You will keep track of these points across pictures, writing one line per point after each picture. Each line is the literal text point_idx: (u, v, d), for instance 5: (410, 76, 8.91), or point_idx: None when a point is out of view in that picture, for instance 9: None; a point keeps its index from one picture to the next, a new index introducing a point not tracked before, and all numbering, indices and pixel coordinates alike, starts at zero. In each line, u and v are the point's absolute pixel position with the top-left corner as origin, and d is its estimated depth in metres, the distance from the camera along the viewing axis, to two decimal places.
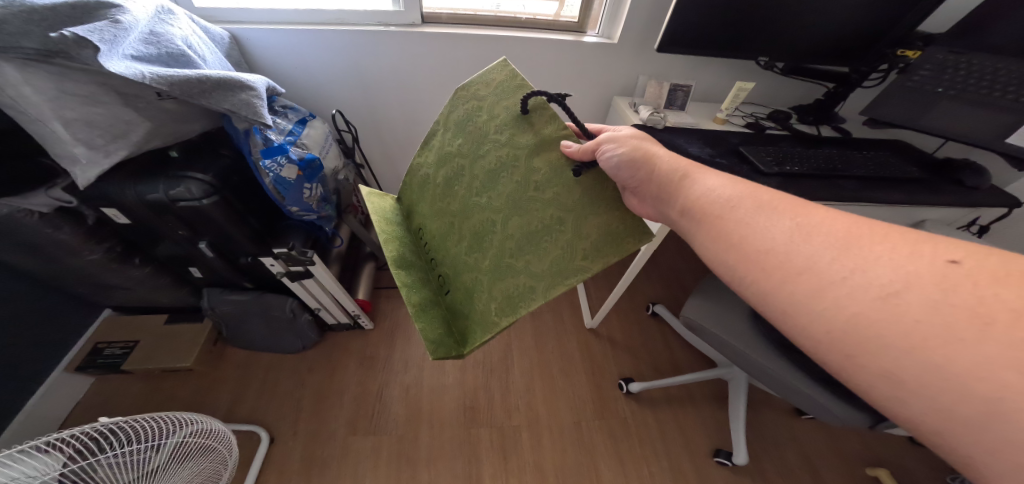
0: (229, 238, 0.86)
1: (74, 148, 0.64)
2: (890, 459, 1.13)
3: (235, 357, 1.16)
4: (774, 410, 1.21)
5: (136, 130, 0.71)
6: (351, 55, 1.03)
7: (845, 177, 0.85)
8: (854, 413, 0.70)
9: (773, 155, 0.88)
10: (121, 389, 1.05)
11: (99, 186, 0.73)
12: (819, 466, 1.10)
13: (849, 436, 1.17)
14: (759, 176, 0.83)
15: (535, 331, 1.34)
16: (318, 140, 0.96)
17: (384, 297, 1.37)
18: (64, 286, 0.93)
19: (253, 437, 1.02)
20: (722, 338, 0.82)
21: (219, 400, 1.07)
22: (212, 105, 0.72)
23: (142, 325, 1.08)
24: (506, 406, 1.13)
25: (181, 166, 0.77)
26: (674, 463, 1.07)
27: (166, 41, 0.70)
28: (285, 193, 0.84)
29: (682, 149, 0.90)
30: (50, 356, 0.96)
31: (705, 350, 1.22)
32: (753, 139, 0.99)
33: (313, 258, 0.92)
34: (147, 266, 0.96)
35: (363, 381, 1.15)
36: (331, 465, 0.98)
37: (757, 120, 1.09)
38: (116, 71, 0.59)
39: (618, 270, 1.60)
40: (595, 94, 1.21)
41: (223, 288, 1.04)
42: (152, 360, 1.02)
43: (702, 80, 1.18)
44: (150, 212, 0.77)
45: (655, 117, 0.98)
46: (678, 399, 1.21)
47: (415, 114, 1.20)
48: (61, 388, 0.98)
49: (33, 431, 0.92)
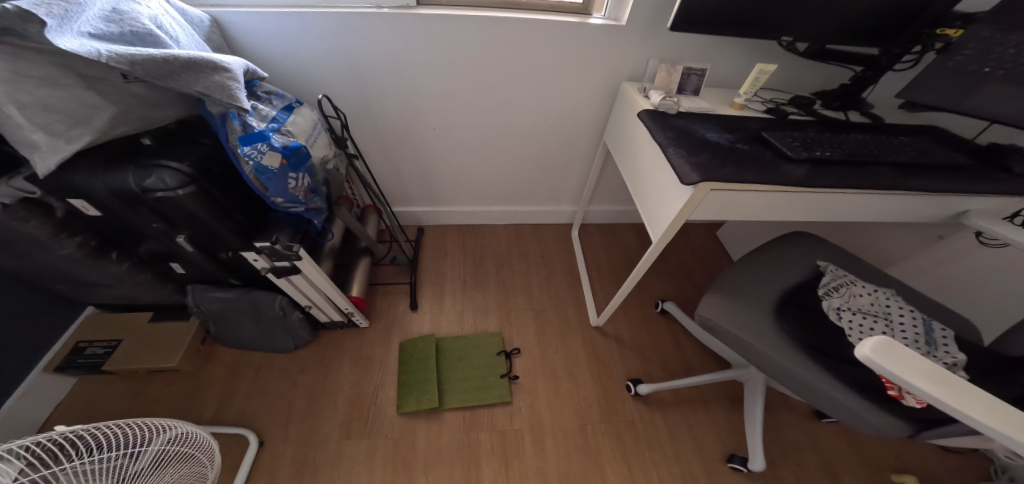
0: (211, 232, 0.80)
1: (33, 133, 0.58)
2: (917, 466, 1.05)
3: (224, 357, 1.12)
4: (792, 413, 1.14)
5: (102, 115, 0.64)
6: (342, 38, 0.95)
7: (883, 164, 0.77)
8: (893, 421, 0.63)
9: (800, 140, 0.80)
10: (105, 390, 1.01)
11: (63, 175, 0.67)
12: (841, 472, 1.03)
13: (872, 441, 1.10)
14: (786, 162, 0.76)
15: (538, 330, 1.28)
16: (306, 128, 0.87)
17: (381, 294, 1.32)
18: (41, 283, 0.89)
19: (240, 441, 0.97)
20: (741, 339, 0.76)
21: (207, 401, 1.03)
22: (183, 87, 0.65)
23: (127, 324, 1.04)
24: (508, 409, 1.08)
25: (154, 154, 0.71)
26: (685, 469, 1.01)
27: (131, 19, 0.63)
28: (268, 183, 0.78)
29: (699, 134, 0.82)
30: (29, 357, 0.91)
31: (719, 350, 1.15)
32: (774, 124, 0.91)
33: (299, 253, 0.84)
34: (126, 262, 0.91)
35: (358, 382, 1.10)
36: (323, 471, 0.93)
37: (778, 105, 1.00)
38: (66, 49, 0.53)
39: (625, 266, 1.53)
40: (602, 80, 1.13)
41: (209, 286, 0.99)
42: (137, 361, 0.98)
43: (717, 63, 1.10)
44: (121, 204, 0.71)
45: (668, 101, 0.90)
46: (689, 401, 1.14)
47: (412, 104, 1.13)
48: (41, 389, 0.94)
49: (10, 434, 0.87)
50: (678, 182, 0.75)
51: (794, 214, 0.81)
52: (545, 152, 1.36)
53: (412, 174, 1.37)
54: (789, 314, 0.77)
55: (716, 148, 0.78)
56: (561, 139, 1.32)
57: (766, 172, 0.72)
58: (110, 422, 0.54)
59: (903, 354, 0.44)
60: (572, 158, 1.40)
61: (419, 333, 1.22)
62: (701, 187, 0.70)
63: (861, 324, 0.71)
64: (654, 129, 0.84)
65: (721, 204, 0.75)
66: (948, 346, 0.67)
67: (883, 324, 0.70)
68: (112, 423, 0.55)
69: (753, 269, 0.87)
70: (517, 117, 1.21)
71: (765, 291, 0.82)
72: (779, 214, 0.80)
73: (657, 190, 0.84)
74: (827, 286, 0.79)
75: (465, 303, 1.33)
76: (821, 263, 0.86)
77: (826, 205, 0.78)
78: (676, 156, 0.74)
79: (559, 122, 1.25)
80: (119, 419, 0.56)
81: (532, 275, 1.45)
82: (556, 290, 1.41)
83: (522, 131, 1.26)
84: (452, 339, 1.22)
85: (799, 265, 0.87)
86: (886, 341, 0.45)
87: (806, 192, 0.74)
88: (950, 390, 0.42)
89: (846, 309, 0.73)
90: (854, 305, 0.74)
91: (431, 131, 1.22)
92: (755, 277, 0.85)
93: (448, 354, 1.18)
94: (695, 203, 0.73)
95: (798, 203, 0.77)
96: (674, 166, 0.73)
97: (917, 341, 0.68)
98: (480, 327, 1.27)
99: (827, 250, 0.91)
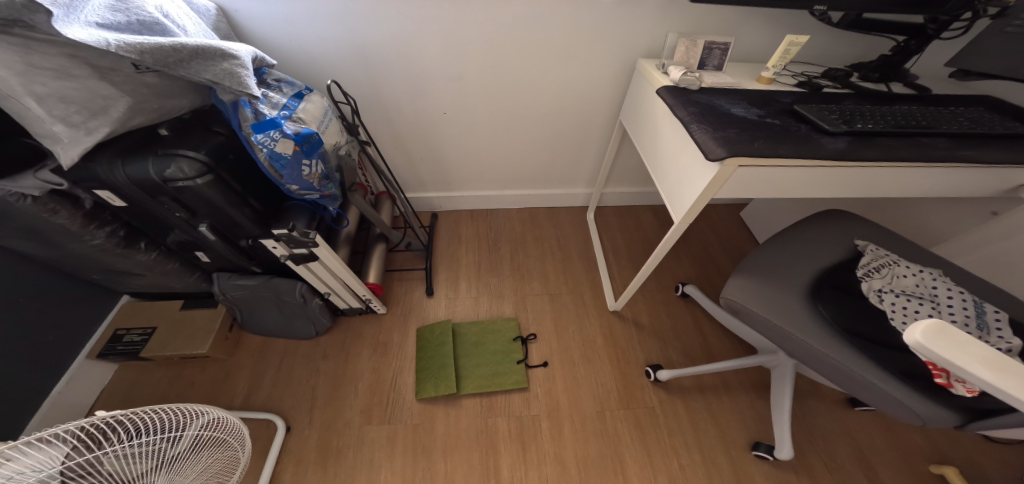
0: (231, 221, 0.81)
1: (53, 126, 0.59)
2: (957, 456, 1.00)
3: (251, 343, 1.16)
4: (822, 401, 1.10)
5: (116, 105, 0.64)
6: (349, 23, 0.93)
7: (932, 135, 0.71)
8: (937, 409, 0.59)
9: (838, 112, 0.74)
10: (144, 376, 1.07)
11: (87, 166, 0.68)
12: (874, 463, 0.99)
13: (909, 429, 1.05)
14: (822, 136, 0.70)
15: (554, 315, 1.26)
16: (316, 114, 0.86)
17: (397, 281, 1.33)
18: (78, 272, 0.93)
19: (269, 426, 1.00)
20: (769, 323, 0.72)
21: (237, 386, 1.07)
22: (193, 76, 0.64)
23: (158, 311, 1.09)
24: (525, 396, 1.07)
25: (171, 143, 0.71)
26: (708, 457, 0.99)
27: (137, 8, 0.62)
28: (282, 171, 0.77)
29: (724, 109, 0.77)
30: (72, 344, 0.97)
31: (745, 335, 1.10)
32: (807, 98, 0.84)
33: (316, 239, 0.85)
34: (154, 251, 0.94)
35: (378, 368, 1.11)
36: (347, 455, 0.96)
37: (810, 78, 0.93)
38: (74, 38, 0.53)
39: (643, 250, 1.48)
40: (617, 57, 1.08)
41: (233, 273, 1.01)
42: (170, 347, 1.03)
43: (742, 34, 1.02)
44: (143, 193, 0.72)
45: (689, 77, 0.84)
46: (712, 387, 1.11)
47: (422, 88, 1.11)
48: (85, 376, 0.99)
49: (61, 418, 0.93)
50: (702, 160, 0.71)
51: (830, 191, 0.75)
52: (559, 134, 1.32)
53: (424, 160, 1.36)
54: (825, 298, 0.72)
55: (744, 123, 0.72)
56: (575, 120, 1.27)
57: (800, 146, 0.67)
58: (149, 409, 0.54)
59: (959, 339, 0.40)
60: (587, 139, 1.35)
61: (436, 319, 1.23)
62: (729, 163, 0.65)
63: (905, 307, 0.66)
64: (675, 105, 0.79)
65: (750, 181, 0.71)
66: (1002, 330, 0.61)
67: (930, 307, 0.65)
68: (150, 409, 0.55)
69: (783, 250, 0.82)
70: (530, 99, 1.17)
71: (796, 273, 0.77)
72: (814, 191, 0.75)
73: (679, 169, 0.80)
74: (867, 267, 0.74)
75: (480, 289, 1.32)
76: (860, 243, 0.80)
77: (867, 180, 0.72)
78: (700, 132, 0.69)
79: (573, 103, 1.21)
80: (157, 405, 0.56)
81: (547, 260, 1.43)
82: (572, 274, 1.38)
83: (534, 113, 1.22)
84: (468, 324, 1.22)
85: (834, 246, 0.81)
86: (940, 325, 0.41)
87: (844, 166, 0.69)
88: (1011, 378, 0.37)
89: (888, 291, 0.68)
90: (897, 288, 0.68)
91: (442, 116, 1.20)
92: (786, 260, 0.80)
93: (465, 340, 1.18)
94: (721, 181, 0.68)
95: (836, 179, 0.72)
96: (697, 143, 0.69)
97: (968, 325, 0.62)
98: (496, 313, 1.26)
99: (865, 228, 0.84)
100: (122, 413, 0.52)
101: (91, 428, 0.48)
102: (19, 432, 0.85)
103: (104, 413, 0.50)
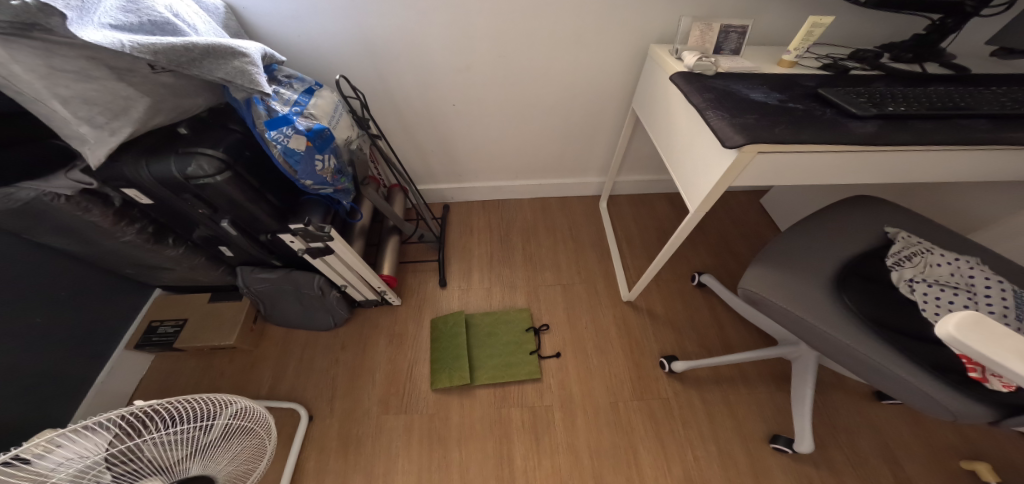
0: (251, 216, 0.83)
1: (79, 127, 0.62)
2: (991, 452, 0.95)
3: (274, 334, 1.20)
4: (845, 393, 1.06)
5: (136, 106, 0.67)
6: (356, 17, 0.93)
7: (971, 117, 0.66)
8: (971, 406, 0.56)
9: (866, 95, 0.69)
10: (177, 366, 1.13)
11: (114, 166, 0.71)
12: (901, 459, 0.95)
13: (939, 424, 1.01)
14: (849, 120, 0.66)
15: (567, 306, 1.25)
16: (327, 109, 0.85)
17: (411, 272, 1.35)
18: (111, 267, 0.99)
19: (292, 415, 1.05)
20: (790, 314, 0.69)
21: (262, 375, 1.12)
22: (205, 74, 0.65)
23: (187, 304, 1.14)
24: (538, 386, 1.08)
25: (191, 142, 0.74)
26: (724, 449, 0.97)
27: (147, 8, 0.63)
28: (296, 166, 0.79)
29: (742, 95, 0.73)
30: (111, 336, 1.03)
31: (765, 325, 1.07)
32: (832, 81, 0.79)
33: (331, 233, 0.86)
34: (180, 246, 0.98)
35: (394, 358, 1.14)
36: (366, 443, 1.00)
37: (836, 60, 0.87)
38: (91, 41, 0.54)
39: (658, 239, 1.45)
40: (629, 42, 1.04)
41: (254, 267, 1.04)
42: (199, 338, 1.08)
43: (762, 15, 0.97)
44: (168, 191, 0.75)
45: (704, 62, 0.80)
46: (730, 379, 1.09)
47: (431, 81, 1.11)
48: (125, 366, 1.06)
49: (105, 405, 1.00)
50: (718, 147, 0.68)
51: (858, 177, 0.71)
52: (570, 122, 1.29)
53: (436, 152, 1.36)
54: (851, 289, 0.68)
55: (763, 108, 0.69)
56: (586, 107, 1.24)
57: (823, 131, 0.63)
58: (181, 399, 0.56)
59: (995, 332, 0.37)
60: (599, 128, 1.32)
61: (450, 309, 1.25)
62: (747, 150, 0.62)
63: (938, 297, 0.62)
64: (689, 91, 0.76)
65: (770, 169, 0.67)
66: None
67: (966, 297, 0.61)
68: (185, 399, 0.58)
69: (805, 240, 0.78)
70: (540, 87, 1.15)
71: (820, 263, 0.74)
72: (839, 177, 0.71)
73: (694, 156, 0.77)
74: (898, 256, 0.70)
75: (493, 280, 1.33)
76: (890, 230, 0.76)
77: (899, 165, 0.68)
78: (716, 118, 0.67)
79: (583, 91, 1.18)
80: (190, 395, 0.59)
81: (559, 250, 1.42)
82: (584, 265, 1.37)
83: (545, 101, 1.20)
84: (481, 315, 1.23)
85: (862, 235, 0.77)
86: (975, 316, 0.38)
87: (873, 151, 0.65)
88: None
89: (920, 281, 0.65)
90: (930, 277, 0.65)
91: (451, 108, 1.20)
92: (808, 248, 0.77)
93: (478, 331, 1.19)
94: (738, 168, 0.65)
95: (865, 164, 0.67)
96: (713, 129, 0.66)
97: (1007, 316, 0.59)
98: (509, 304, 1.27)
99: (896, 215, 0.80)
100: (163, 402, 0.55)
101: (131, 417, 0.51)
102: (68, 417, 0.92)
103: (145, 402, 0.52)
